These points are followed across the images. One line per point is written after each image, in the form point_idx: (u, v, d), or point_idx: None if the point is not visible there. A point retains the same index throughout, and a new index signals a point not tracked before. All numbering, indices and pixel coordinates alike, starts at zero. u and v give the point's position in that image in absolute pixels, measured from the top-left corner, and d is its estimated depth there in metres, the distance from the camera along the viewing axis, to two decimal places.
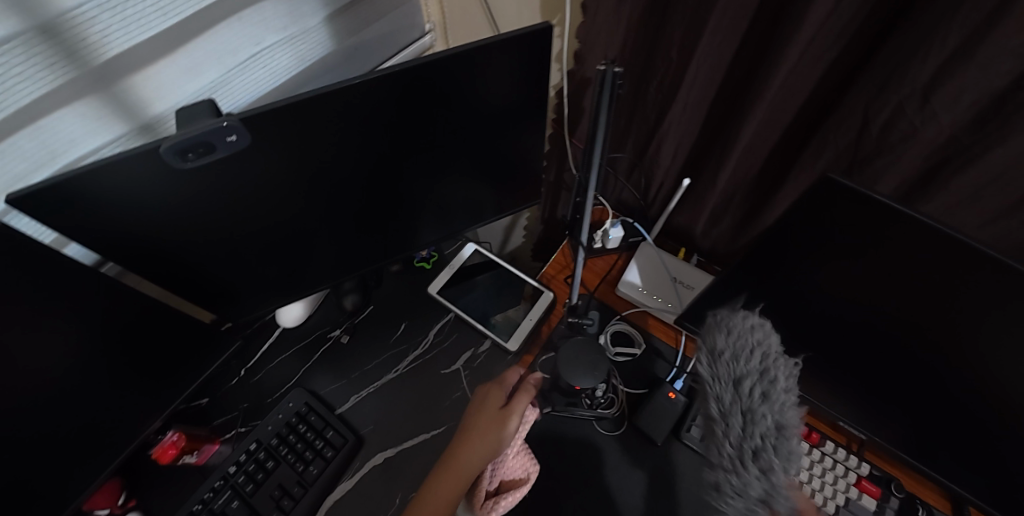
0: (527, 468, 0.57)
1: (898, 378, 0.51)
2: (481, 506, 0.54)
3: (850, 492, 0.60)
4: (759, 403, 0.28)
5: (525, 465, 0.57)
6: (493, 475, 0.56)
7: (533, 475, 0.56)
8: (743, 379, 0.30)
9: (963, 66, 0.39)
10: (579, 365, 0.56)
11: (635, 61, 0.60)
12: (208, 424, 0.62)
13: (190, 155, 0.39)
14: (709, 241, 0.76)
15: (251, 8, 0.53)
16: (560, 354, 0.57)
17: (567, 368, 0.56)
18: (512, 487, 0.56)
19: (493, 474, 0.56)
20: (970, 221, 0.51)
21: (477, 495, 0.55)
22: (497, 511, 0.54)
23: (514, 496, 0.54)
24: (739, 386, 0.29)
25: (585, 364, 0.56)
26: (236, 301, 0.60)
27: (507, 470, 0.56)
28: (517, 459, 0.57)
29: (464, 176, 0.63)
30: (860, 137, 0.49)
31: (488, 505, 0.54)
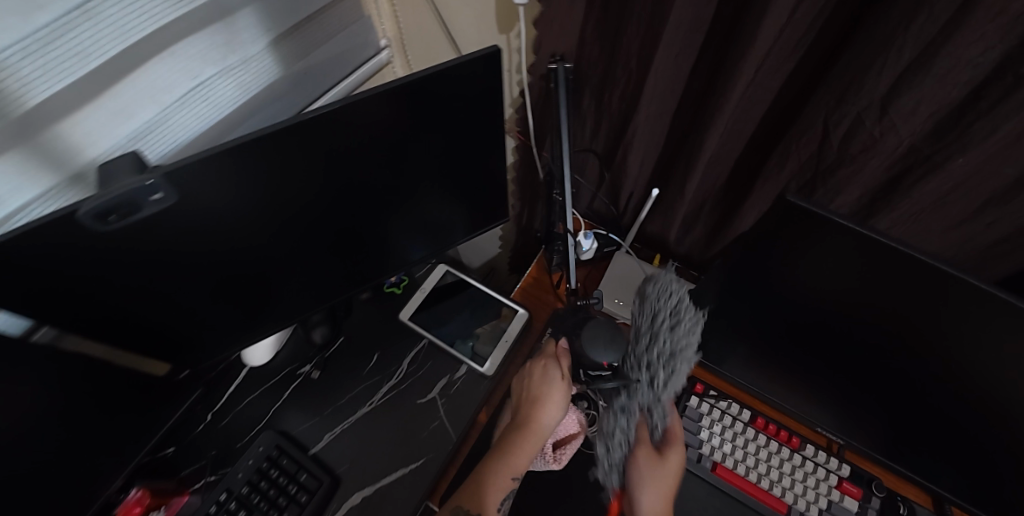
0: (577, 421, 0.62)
1: (871, 384, 0.51)
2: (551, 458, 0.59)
3: (833, 495, 0.60)
4: (667, 333, 0.48)
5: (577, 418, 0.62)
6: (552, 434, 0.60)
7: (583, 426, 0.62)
8: (658, 315, 0.49)
9: (920, 77, 0.38)
10: (604, 336, 0.50)
11: (594, 75, 0.59)
12: (175, 475, 0.59)
13: (111, 217, 0.36)
14: (684, 247, 0.76)
15: (184, 41, 0.50)
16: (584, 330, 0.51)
17: (590, 338, 0.50)
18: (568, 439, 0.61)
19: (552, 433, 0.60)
20: (934, 224, 0.51)
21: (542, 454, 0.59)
22: (563, 460, 0.60)
23: (573, 445, 0.60)
24: (656, 320, 0.49)
25: (608, 335, 0.50)
26: (195, 348, 0.57)
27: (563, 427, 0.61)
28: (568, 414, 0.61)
29: (426, 202, 0.61)
30: (821, 148, 0.49)
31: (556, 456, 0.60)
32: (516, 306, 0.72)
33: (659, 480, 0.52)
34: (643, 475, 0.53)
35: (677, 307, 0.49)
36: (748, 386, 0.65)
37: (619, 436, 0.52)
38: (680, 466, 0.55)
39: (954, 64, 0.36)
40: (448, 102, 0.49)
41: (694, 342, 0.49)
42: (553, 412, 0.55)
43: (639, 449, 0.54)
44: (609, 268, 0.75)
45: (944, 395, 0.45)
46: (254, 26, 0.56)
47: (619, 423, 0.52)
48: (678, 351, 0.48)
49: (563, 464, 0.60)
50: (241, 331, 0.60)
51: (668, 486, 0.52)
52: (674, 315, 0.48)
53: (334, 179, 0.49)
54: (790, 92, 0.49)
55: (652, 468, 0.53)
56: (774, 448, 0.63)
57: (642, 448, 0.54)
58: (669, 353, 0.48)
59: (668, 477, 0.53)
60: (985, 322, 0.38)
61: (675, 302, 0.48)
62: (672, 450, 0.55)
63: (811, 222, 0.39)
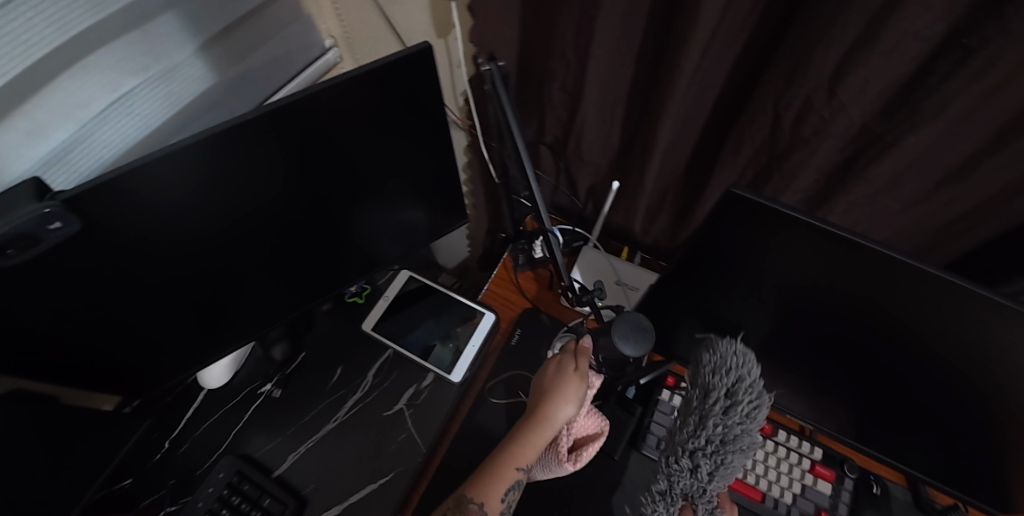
0: (598, 425, 0.58)
1: (836, 371, 0.50)
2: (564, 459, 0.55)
3: (806, 479, 0.61)
4: (719, 414, 0.35)
5: (597, 422, 0.58)
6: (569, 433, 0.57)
7: (605, 431, 0.58)
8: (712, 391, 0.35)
9: (866, 55, 0.37)
10: (634, 331, 0.49)
11: (543, 67, 0.57)
12: (134, 507, 0.56)
13: (9, 251, 0.33)
14: (651, 238, 0.75)
15: (97, 54, 0.46)
16: (614, 323, 0.50)
17: (621, 333, 0.49)
18: (586, 442, 0.57)
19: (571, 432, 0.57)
20: (892, 205, 0.50)
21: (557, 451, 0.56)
22: (580, 462, 0.55)
23: (592, 448, 0.56)
24: (709, 397, 0.36)
25: (637, 329, 0.50)
26: (142, 378, 0.53)
27: (580, 427, 0.57)
28: (591, 416, 0.58)
29: (379, 210, 0.58)
30: (774, 132, 0.47)
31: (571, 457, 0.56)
32: (482, 309, 0.70)
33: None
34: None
35: (736, 384, 0.35)
36: None
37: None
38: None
39: (899, 40, 0.35)
40: (386, 105, 0.47)
41: (754, 436, 0.36)
42: (564, 404, 0.54)
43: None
44: (577, 264, 0.74)
45: (907, 380, 0.45)
46: (177, 32, 0.53)
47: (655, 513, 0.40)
48: (731, 441, 0.35)
49: (578, 467, 0.55)
50: (188, 359, 0.56)
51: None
52: (729, 396, 0.35)
53: (272, 193, 0.47)
54: (740, 76, 0.48)
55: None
56: None
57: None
58: (719, 439, 0.35)
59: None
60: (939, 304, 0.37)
61: (735, 375, 0.36)
62: None
63: (775, 224, 0.37)
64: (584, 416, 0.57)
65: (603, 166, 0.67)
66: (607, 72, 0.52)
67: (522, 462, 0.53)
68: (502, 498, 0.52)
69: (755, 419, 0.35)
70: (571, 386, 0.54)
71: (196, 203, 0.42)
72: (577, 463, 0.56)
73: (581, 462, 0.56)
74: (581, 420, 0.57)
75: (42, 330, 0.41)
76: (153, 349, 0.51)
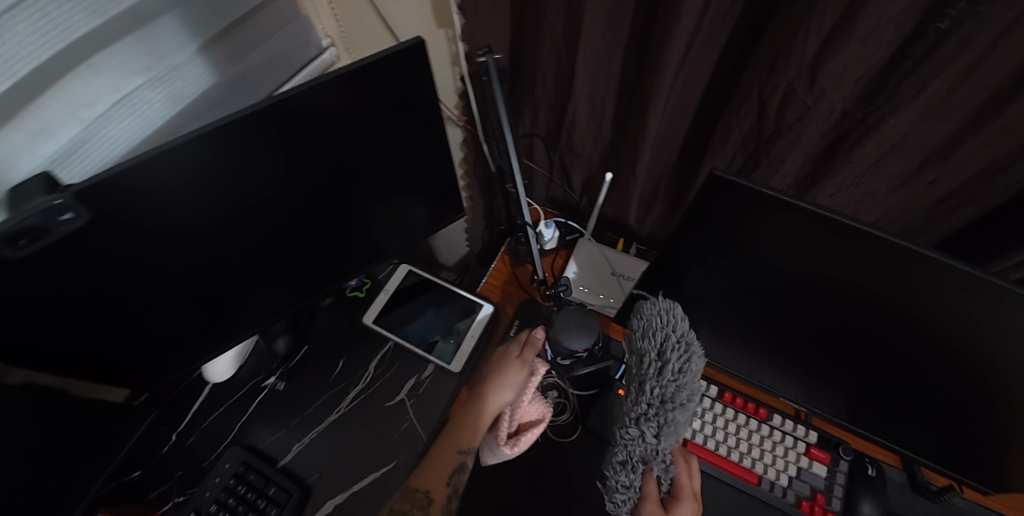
0: (541, 411, 0.57)
1: (828, 354, 0.51)
2: (502, 443, 0.55)
3: (801, 462, 0.62)
4: (655, 377, 0.40)
5: (541, 408, 0.57)
6: (511, 418, 0.56)
7: (547, 417, 0.56)
8: (647, 357, 0.41)
9: (843, 40, 0.38)
10: (574, 325, 0.56)
11: (533, 60, 0.58)
12: (143, 499, 0.57)
13: (21, 241, 0.34)
14: (646, 228, 0.76)
15: (102, 53, 0.48)
16: (556, 321, 0.57)
17: (562, 329, 0.56)
18: (527, 427, 0.56)
19: (512, 418, 0.57)
20: (878, 186, 0.52)
21: (498, 435, 0.55)
22: (518, 448, 0.55)
23: (532, 434, 0.55)
24: (645, 363, 0.41)
25: (579, 323, 0.56)
26: (148, 371, 0.54)
27: (523, 411, 0.57)
28: (534, 402, 0.57)
29: (377, 203, 0.59)
30: (760, 119, 0.49)
31: (510, 442, 0.55)
32: (481, 301, 0.72)
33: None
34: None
35: (664, 346, 0.41)
36: (714, 364, 0.65)
37: (622, 494, 0.46)
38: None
39: (874, 25, 0.37)
40: (382, 99, 0.48)
41: (693, 389, 0.40)
42: (501, 392, 0.56)
43: (645, 505, 0.47)
44: (574, 256, 0.75)
45: (894, 358, 0.46)
46: (178, 32, 0.54)
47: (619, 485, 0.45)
48: (671, 399, 0.40)
49: (515, 451, 0.54)
50: (194, 352, 0.57)
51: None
52: (660, 357, 0.40)
53: (273, 189, 0.48)
54: (726, 65, 0.49)
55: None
56: (742, 422, 0.64)
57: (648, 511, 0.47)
58: (658, 400, 0.40)
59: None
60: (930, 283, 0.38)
61: (663, 339, 0.41)
62: (679, 507, 0.49)
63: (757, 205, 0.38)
64: (529, 401, 0.57)
65: (596, 158, 0.68)
66: (596, 65, 0.53)
67: (464, 447, 0.56)
68: (446, 482, 0.55)
69: (689, 371, 0.40)
70: (512, 373, 0.57)
71: (200, 196, 0.43)
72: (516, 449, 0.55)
73: (520, 447, 0.55)
74: (522, 405, 0.57)
75: (53, 323, 0.42)
76: (161, 341, 0.53)
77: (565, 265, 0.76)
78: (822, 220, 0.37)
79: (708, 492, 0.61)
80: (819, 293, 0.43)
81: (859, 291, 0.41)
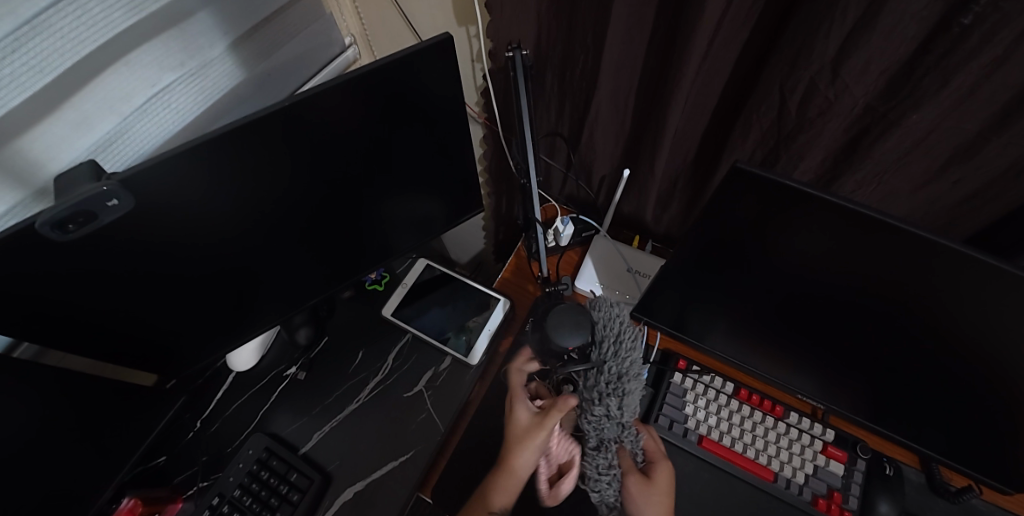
0: (568, 452, 0.55)
1: (848, 351, 0.51)
2: (546, 490, 0.57)
3: (818, 460, 0.61)
4: (612, 356, 0.48)
5: (570, 448, 0.55)
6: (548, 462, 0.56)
7: (576, 458, 0.55)
8: (602, 340, 0.49)
9: (866, 35, 0.39)
10: (567, 324, 0.49)
11: (554, 57, 0.59)
12: (169, 482, 0.59)
13: (70, 225, 0.36)
14: (662, 226, 0.77)
15: (139, 50, 0.50)
16: (547, 319, 0.50)
17: (554, 324, 0.49)
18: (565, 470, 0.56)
19: (547, 463, 0.56)
20: (901, 185, 0.52)
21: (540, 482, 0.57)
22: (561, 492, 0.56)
23: (567, 481, 0.55)
24: (601, 346, 0.48)
25: (572, 322, 0.49)
26: (178, 358, 0.56)
27: (555, 456, 0.55)
28: (560, 444, 0.55)
29: (398, 198, 0.61)
30: (780, 115, 0.49)
31: (552, 488, 0.57)
32: (497, 295, 0.73)
33: (654, 506, 0.53)
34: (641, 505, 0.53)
35: (617, 330, 0.49)
36: (731, 360, 0.65)
37: (604, 476, 0.51)
38: (669, 484, 0.56)
39: (897, 21, 0.37)
40: (410, 95, 0.50)
41: (640, 363, 0.49)
42: (527, 455, 0.51)
43: (628, 477, 0.54)
44: (589, 252, 0.76)
45: (915, 355, 0.46)
46: (210, 30, 0.56)
47: (601, 468, 0.51)
48: (626, 374, 0.48)
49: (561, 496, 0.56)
50: (221, 341, 0.59)
51: (661, 507, 0.54)
52: (618, 338, 0.48)
53: (303, 181, 0.49)
54: (747, 62, 0.50)
55: (645, 495, 0.54)
56: (759, 419, 0.64)
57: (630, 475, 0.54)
58: (615, 376, 0.47)
59: (661, 498, 0.54)
60: (955, 279, 0.38)
61: (614, 325, 0.49)
62: (658, 468, 0.57)
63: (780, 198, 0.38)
64: (558, 444, 0.55)
65: (613, 155, 0.69)
66: (617, 61, 0.54)
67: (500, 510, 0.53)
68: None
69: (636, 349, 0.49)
70: (529, 436, 0.52)
71: (227, 189, 0.44)
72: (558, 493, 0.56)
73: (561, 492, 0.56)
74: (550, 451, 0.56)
75: (92, 305, 0.44)
76: (192, 329, 0.54)
77: (581, 262, 0.77)
78: (847, 213, 0.37)
79: (723, 487, 0.62)
80: (840, 288, 0.44)
81: (882, 285, 0.41)
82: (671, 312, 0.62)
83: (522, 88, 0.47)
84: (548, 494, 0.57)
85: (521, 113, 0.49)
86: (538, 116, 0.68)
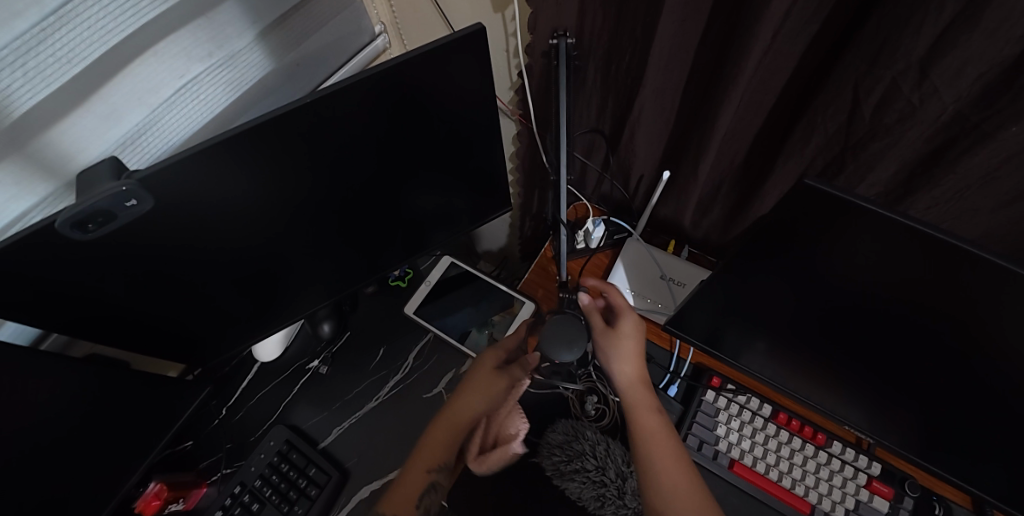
0: (518, 426, 0.60)
1: (908, 383, 0.46)
2: (475, 458, 0.59)
3: (861, 495, 0.57)
4: None
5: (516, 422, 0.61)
6: (489, 429, 0.60)
7: (524, 431, 0.60)
8: None
9: (965, 35, 0.33)
10: (562, 339, 0.52)
11: (596, 49, 0.55)
12: (195, 467, 0.60)
13: (90, 225, 0.35)
14: (701, 231, 0.72)
15: (166, 40, 0.48)
16: (542, 330, 0.53)
17: (549, 339, 0.52)
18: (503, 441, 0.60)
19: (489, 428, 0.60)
20: (981, 203, 0.45)
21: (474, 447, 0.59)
22: (491, 462, 0.58)
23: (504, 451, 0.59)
24: None
25: (567, 338, 0.52)
26: (206, 348, 0.56)
27: (500, 425, 0.60)
28: (512, 417, 0.61)
29: (424, 196, 0.58)
30: (850, 120, 0.44)
31: (483, 457, 0.59)
32: (522, 297, 0.70)
33: (619, 351, 0.55)
34: (608, 354, 0.55)
35: None
36: (769, 381, 0.61)
37: (623, 496, 0.55)
38: (636, 327, 0.56)
39: (1005, 17, 0.31)
40: (439, 91, 0.47)
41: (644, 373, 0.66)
42: (475, 402, 0.59)
43: (596, 332, 0.56)
44: (620, 257, 0.72)
45: (993, 402, 0.41)
46: (238, 20, 0.55)
47: (616, 492, 0.55)
48: None
49: (488, 466, 0.58)
50: (250, 330, 0.59)
51: (631, 351, 0.55)
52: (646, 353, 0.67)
53: (327, 180, 0.48)
54: (813, 60, 0.44)
55: (612, 344, 0.55)
56: (797, 445, 0.60)
57: (595, 322, 0.57)
58: None
59: (628, 342, 0.55)
60: None
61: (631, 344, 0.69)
62: (623, 321, 0.56)
63: (848, 225, 0.33)
64: (507, 417, 0.61)
65: (654, 154, 0.65)
66: (667, 56, 0.50)
67: (436, 465, 0.55)
68: (415, 504, 0.53)
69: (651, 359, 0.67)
70: (495, 384, 0.60)
71: (251, 188, 0.43)
72: (487, 464, 0.58)
73: (488, 464, 0.58)
74: (499, 417, 0.61)
75: (116, 298, 0.44)
76: (219, 322, 0.55)
77: (612, 267, 0.73)
78: (940, 248, 0.31)
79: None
80: (909, 323, 0.39)
81: (965, 327, 0.36)
82: (707, 326, 0.58)
83: (564, 80, 0.43)
84: (474, 459, 0.58)
85: (558, 111, 0.44)
86: (577, 113, 0.64)
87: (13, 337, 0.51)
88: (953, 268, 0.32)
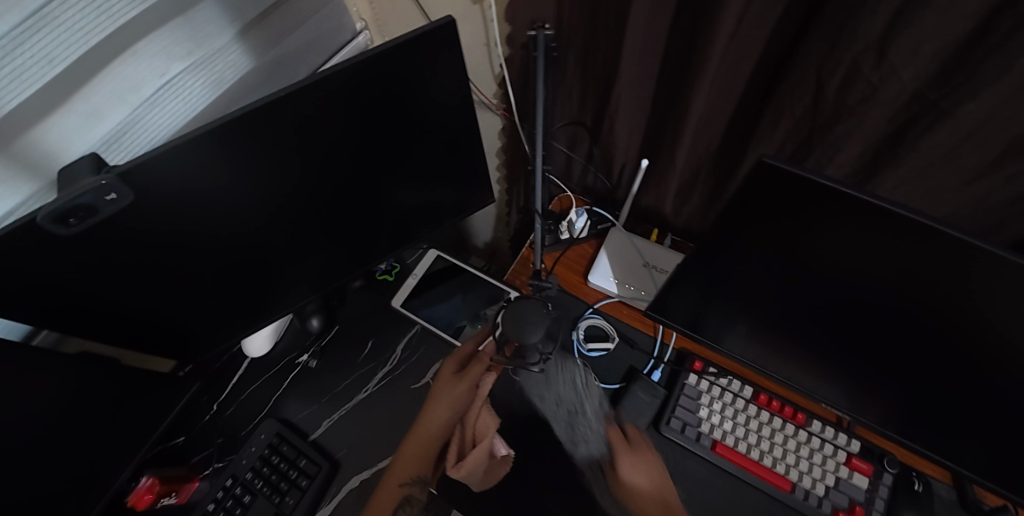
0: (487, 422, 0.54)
1: (880, 359, 0.47)
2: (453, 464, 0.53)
3: (840, 472, 0.58)
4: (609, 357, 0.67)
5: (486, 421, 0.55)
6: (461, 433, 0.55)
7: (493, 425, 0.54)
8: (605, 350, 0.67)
9: (917, 14, 0.35)
10: (521, 321, 0.51)
11: (574, 39, 0.56)
12: (186, 461, 0.61)
13: (72, 219, 0.36)
14: (683, 218, 0.73)
15: (146, 39, 0.49)
16: (505, 315, 0.52)
17: (511, 319, 0.51)
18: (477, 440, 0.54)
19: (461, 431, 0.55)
20: (947, 180, 0.46)
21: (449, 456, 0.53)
22: (469, 463, 0.52)
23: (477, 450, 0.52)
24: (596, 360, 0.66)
25: (526, 319, 0.51)
26: (195, 343, 0.57)
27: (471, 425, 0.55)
28: (481, 414, 0.55)
29: (408, 189, 0.59)
30: (816, 102, 0.45)
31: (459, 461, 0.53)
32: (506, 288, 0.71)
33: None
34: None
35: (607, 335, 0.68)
36: (748, 363, 0.62)
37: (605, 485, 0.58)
38: None
39: None
40: (416, 83, 0.48)
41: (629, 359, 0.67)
42: (437, 410, 0.58)
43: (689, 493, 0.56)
44: (604, 246, 0.73)
45: (958, 372, 0.42)
46: (217, 18, 0.55)
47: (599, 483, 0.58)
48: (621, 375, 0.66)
49: (464, 467, 0.52)
50: (238, 325, 0.60)
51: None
52: (630, 339, 0.68)
53: (308, 174, 0.49)
54: (780, 44, 0.45)
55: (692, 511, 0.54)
56: (777, 425, 0.61)
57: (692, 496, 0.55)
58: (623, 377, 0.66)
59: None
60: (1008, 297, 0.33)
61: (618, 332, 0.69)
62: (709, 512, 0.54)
63: (809, 201, 0.34)
64: (479, 415, 0.55)
65: (634, 143, 0.66)
66: (642, 43, 0.51)
67: (408, 480, 0.56)
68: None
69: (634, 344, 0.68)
70: (454, 387, 0.59)
71: (232, 182, 0.44)
72: (465, 469, 0.52)
73: (465, 467, 0.52)
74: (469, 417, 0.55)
75: (103, 294, 0.44)
76: (207, 317, 0.55)
77: (596, 256, 0.74)
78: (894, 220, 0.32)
79: (737, 497, 0.59)
80: (874, 296, 0.40)
81: (925, 298, 0.37)
82: (688, 310, 0.60)
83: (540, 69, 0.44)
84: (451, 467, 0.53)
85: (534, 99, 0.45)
86: (557, 104, 0.65)
87: (5, 332, 0.52)
88: (909, 239, 0.33)
